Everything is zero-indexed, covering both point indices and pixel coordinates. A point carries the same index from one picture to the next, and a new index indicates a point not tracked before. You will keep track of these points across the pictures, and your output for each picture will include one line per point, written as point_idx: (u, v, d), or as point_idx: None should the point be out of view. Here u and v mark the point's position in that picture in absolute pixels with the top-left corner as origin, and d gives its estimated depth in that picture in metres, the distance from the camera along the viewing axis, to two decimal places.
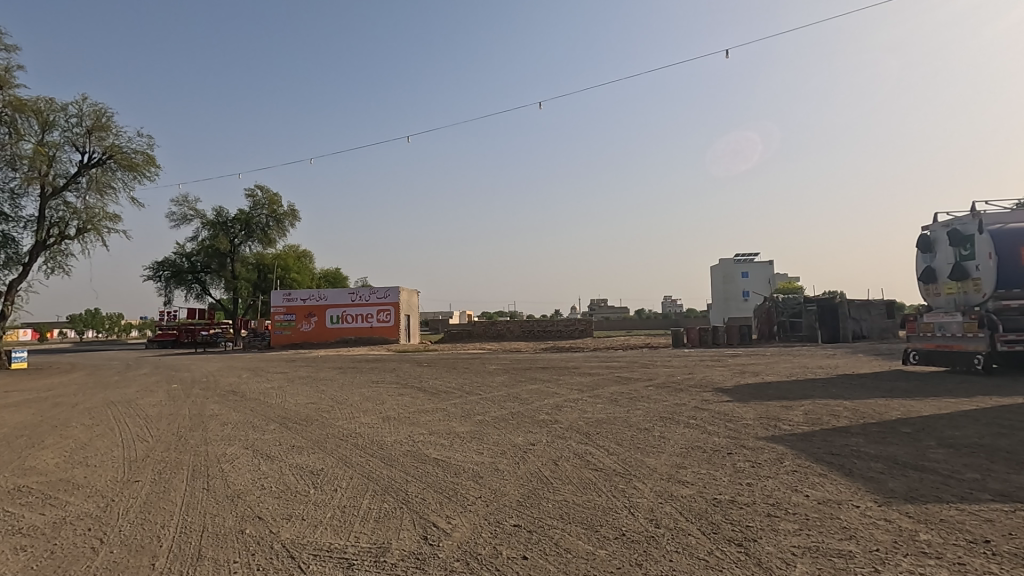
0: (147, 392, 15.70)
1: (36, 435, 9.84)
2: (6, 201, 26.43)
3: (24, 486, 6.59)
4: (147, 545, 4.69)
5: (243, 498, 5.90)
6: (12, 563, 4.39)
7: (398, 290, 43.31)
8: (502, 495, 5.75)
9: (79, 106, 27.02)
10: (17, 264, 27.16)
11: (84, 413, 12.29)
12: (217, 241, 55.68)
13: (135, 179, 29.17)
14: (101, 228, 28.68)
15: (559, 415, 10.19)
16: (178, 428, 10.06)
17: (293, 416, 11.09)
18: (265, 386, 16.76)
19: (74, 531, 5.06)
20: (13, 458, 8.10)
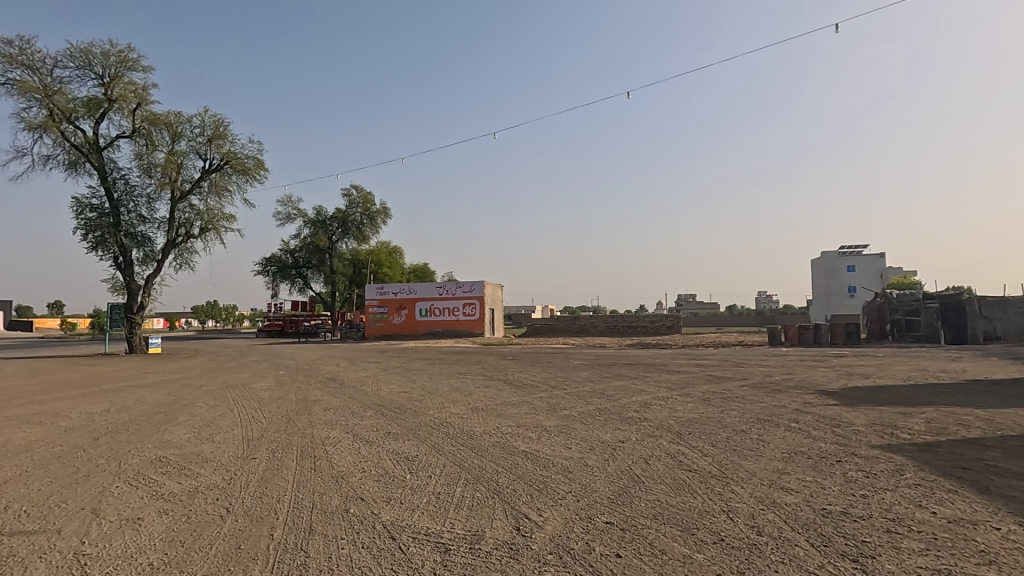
0: (258, 378, 17.20)
1: (170, 412, 11.09)
2: (143, 204, 29.84)
3: (163, 457, 7.45)
4: (267, 517, 5.13)
5: (346, 480, 6.28)
6: (158, 524, 4.97)
7: (482, 284, 44.24)
8: (592, 491, 5.72)
9: (201, 117, 29.88)
10: (153, 260, 30.67)
11: (208, 394, 13.66)
12: (317, 238, 59.70)
13: (248, 182, 31.89)
14: (220, 228, 31.66)
15: (648, 413, 9.94)
16: (288, 411, 10.95)
17: (387, 404, 11.66)
18: (361, 374, 17.80)
19: (206, 499, 5.65)
20: (151, 433, 9.11)
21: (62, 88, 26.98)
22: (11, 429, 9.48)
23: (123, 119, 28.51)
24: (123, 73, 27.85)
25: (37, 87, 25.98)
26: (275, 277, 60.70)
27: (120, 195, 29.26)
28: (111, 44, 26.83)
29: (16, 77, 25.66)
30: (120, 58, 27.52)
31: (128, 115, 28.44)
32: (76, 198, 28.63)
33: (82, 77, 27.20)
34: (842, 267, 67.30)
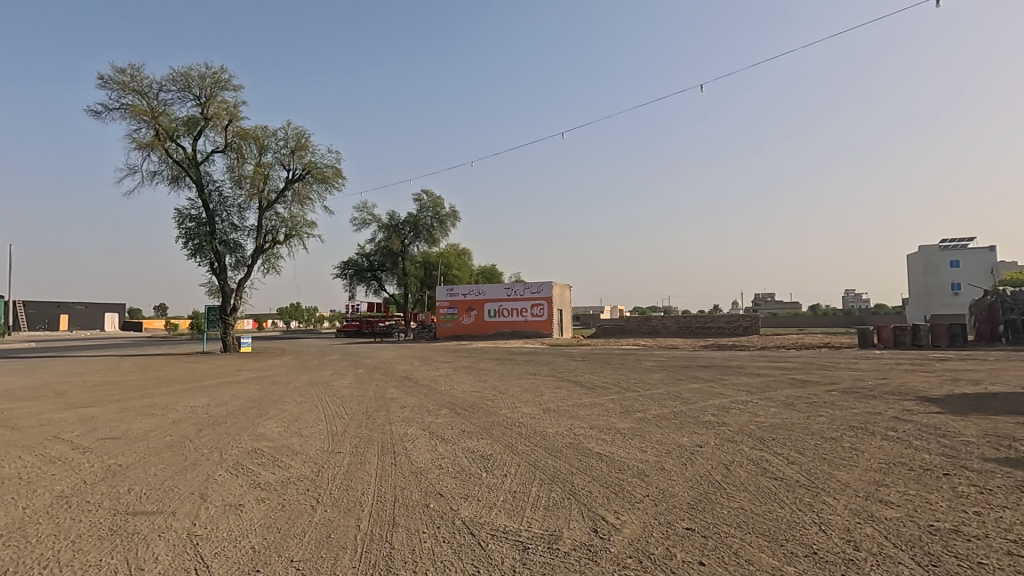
0: (339, 375, 18.12)
1: (262, 407, 11.91)
2: (235, 213, 32.18)
3: (259, 448, 8.02)
4: (353, 508, 5.39)
5: (425, 476, 6.48)
6: (257, 510, 5.36)
7: (550, 285, 44.22)
8: (671, 495, 5.58)
9: (285, 130, 31.82)
10: (244, 265, 33.01)
11: (294, 391, 14.54)
12: (390, 242, 62.01)
13: (327, 190, 33.64)
14: (302, 234, 33.57)
15: (727, 417, 9.55)
16: (367, 408, 11.47)
17: (460, 403, 11.92)
18: (435, 373, 18.31)
19: (297, 490, 6.02)
20: (247, 426, 9.83)
21: (166, 109, 29.65)
22: (130, 419, 10.55)
23: (217, 135, 30.91)
24: (217, 93, 30.17)
25: (145, 110, 28.71)
26: (352, 280, 63.61)
27: (215, 206, 31.72)
28: (207, 67, 29.16)
29: (128, 102, 28.49)
30: (215, 79, 29.85)
31: (222, 132, 30.80)
32: (178, 210, 31.35)
33: (183, 98, 29.76)
34: (944, 263, 61.61)
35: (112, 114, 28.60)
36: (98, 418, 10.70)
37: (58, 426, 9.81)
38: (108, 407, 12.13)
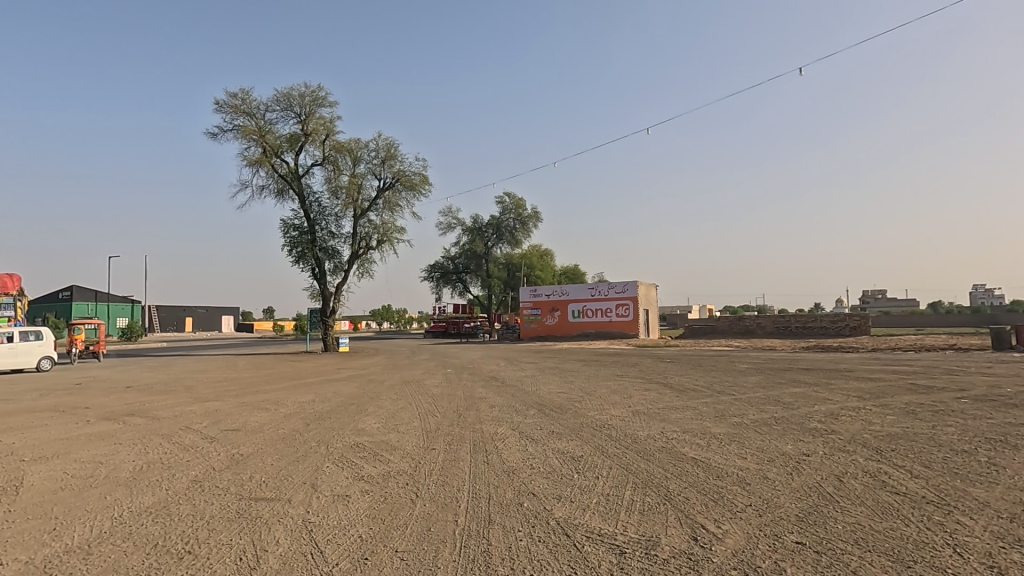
0: (430, 375, 18.80)
1: (360, 404, 12.63)
2: (333, 222, 34.38)
3: (361, 443, 8.51)
4: (450, 504, 5.57)
5: (517, 475, 6.57)
6: (362, 501, 5.69)
7: (635, 285, 43.24)
8: (776, 506, 5.26)
9: (376, 141, 33.54)
10: (341, 270, 35.17)
11: (389, 389, 15.27)
12: (475, 244, 63.15)
13: (415, 197, 35.08)
14: (393, 239, 35.19)
15: (836, 425, 8.85)
16: (458, 407, 11.81)
17: (547, 403, 11.95)
18: (521, 374, 18.48)
19: (398, 484, 6.31)
20: (348, 421, 10.46)
21: (272, 128, 32.26)
22: (248, 413, 11.60)
23: (316, 149, 33.17)
24: (315, 109, 32.38)
25: (254, 130, 31.41)
26: (439, 282, 65.71)
27: (315, 215, 34.05)
28: (306, 86, 31.40)
29: (240, 123, 31.28)
30: (313, 97, 32.07)
31: (320, 146, 33.02)
32: (283, 220, 34.01)
33: (286, 117, 32.23)
34: None
35: (227, 135, 31.54)
36: (222, 411, 11.85)
37: (189, 417, 10.95)
38: (228, 401, 13.38)
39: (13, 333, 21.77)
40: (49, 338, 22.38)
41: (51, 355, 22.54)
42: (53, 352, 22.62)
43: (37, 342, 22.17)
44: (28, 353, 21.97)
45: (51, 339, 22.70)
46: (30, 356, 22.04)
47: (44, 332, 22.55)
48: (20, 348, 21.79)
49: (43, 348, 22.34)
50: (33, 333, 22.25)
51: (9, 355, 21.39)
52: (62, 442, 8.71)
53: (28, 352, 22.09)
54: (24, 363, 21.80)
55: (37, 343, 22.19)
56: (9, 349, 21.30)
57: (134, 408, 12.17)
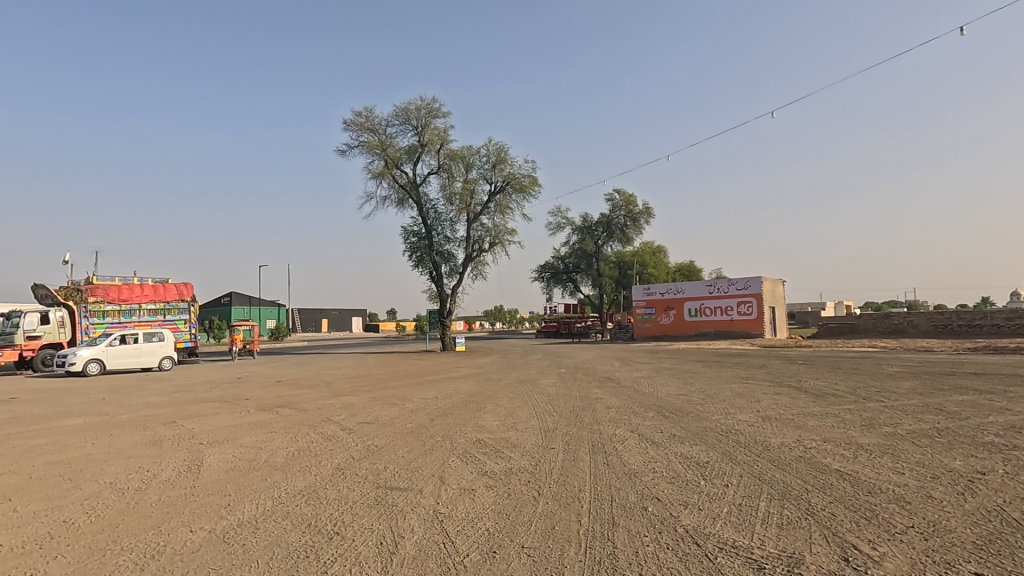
0: (544, 374, 18.97)
1: (480, 402, 13.08)
2: (448, 227, 35.99)
3: (482, 440, 8.80)
4: (573, 503, 5.58)
5: (639, 478, 6.40)
6: (487, 496, 5.88)
7: (759, 281, 40.33)
8: (945, 530, 4.61)
9: (487, 147, 34.59)
10: (456, 273, 36.70)
11: (505, 387, 15.64)
12: (585, 244, 62.69)
13: (525, 199, 35.67)
14: (504, 241, 36.05)
15: (1019, 440, 7.55)
16: (574, 407, 11.79)
17: (667, 406, 11.52)
18: (637, 375, 17.98)
19: (520, 480, 6.45)
20: (469, 418, 10.88)
21: (392, 141, 34.51)
22: (380, 407, 12.52)
23: (432, 158, 34.95)
24: (431, 121, 34.14)
25: (377, 144, 33.82)
26: (549, 282, 66.13)
27: (432, 221, 35.88)
28: (422, 99, 33.22)
29: (365, 139, 33.88)
30: (428, 109, 33.85)
31: (435, 155, 34.75)
32: (404, 227, 36.23)
33: (405, 130, 34.34)
34: None
35: (354, 151, 34.30)
36: (357, 405, 12.91)
37: (329, 410, 12.06)
38: (362, 396, 14.52)
39: (139, 335, 23.18)
40: (168, 341, 23.60)
41: (171, 355, 23.79)
42: (172, 353, 23.82)
43: (159, 344, 23.43)
44: (152, 353, 23.34)
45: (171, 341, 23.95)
46: (154, 355, 23.47)
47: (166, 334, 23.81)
48: (145, 348, 23.21)
49: (163, 350, 23.56)
50: (155, 335, 23.51)
51: (135, 355, 22.94)
52: (229, 429, 10.01)
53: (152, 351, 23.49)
54: (148, 363, 23.24)
55: (159, 345, 23.47)
56: (133, 350, 22.83)
57: (284, 400, 13.67)
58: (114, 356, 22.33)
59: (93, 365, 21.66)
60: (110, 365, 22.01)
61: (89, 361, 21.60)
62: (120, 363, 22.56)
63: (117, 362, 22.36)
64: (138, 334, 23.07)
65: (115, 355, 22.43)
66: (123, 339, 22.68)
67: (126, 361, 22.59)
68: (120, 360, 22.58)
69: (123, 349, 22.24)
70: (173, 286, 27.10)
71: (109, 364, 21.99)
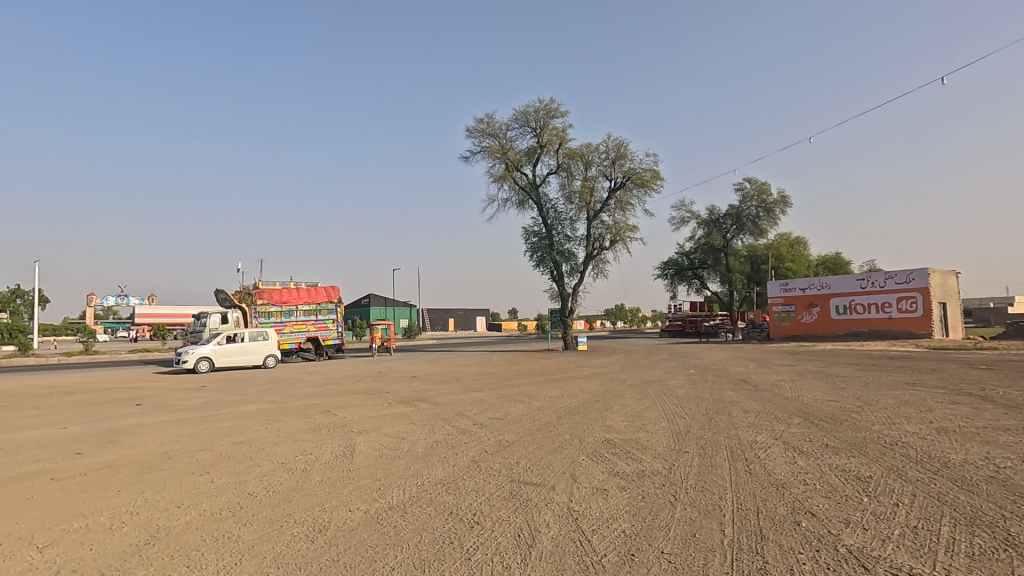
0: (672, 375, 18.23)
1: (606, 401, 12.90)
2: (568, 226, 36.06)
3: (611, 440, 8.67)
4: (713, 511, 5.29)
5: (788, 490, 5.88)
6: (621, 497, 5.77)
7: (924, 273, 35.24)
8: None
9: (606, 143, 34.08)
10: (577, 272, 36.64)
11: (632, 388, 15.28)
12: (712, 238, 59.17)
13: (647, 193, 34.60)
14: (626, 238, 35.27)
15: None
16: (708, 410, 11.17)
17: (816, 412, 10.48)
18: (777, 378, 16.59)
19: (654, 484, 6.25)
20: (597, 417, 10.78)
21: (512, 144, 35.33)
22: (507, 404, 12.88)
23: (551, 159, 35.24)
24: (549, 121, 34.42)
25: (498, 148, 34.86)
26: (673, 279, 63.48)
27: (552, 221, 36.17)
28: (540, 101, 33.63)
29: (486, 145, 35.08)
30: (546, 110, 34.16)
31: (554, 155, 34.99)
32: (525, 228, 36.92)
33: (524, 132, 34.99)
34: None
35: (477, 156, 35.65)
36: (486, 401, 13.40)
37: (461, 405, 12.64)
38: (490, 392, 15.04)
39: (246, 335, 24.74)
40: (271, 339, 25.21)
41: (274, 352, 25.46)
42: (275, 351, 25.57)
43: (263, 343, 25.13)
44: (257, 351, 25.03)
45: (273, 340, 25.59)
46: (258, 353, 25.05)
47: (269, 333, 25.44)
48: (250, 347, 24.83)
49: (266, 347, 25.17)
50: (259, 334, 25.16)
51: (241, 354, 24.49)
52: (374, 419, 10.92)
53: (256, 349, 25.15)
54: (254, 360, 24.87)
55: (263, 343, 25.16)
56: (240, 349, 24.38)
57: (420, 394, 14.61)
58: (223, 354, 23.91)
59: (204, 363, 23.23)
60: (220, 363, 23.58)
61: (201, 359, 23.16)
62: (229, 362, 24.07)
63: (226, 361, 23.87)
64: (243, 334, 24.61)
65: (223, 354, 23.93)
66: (231, 340, 24.30)
67: (235, 359, 24.16)
68: (228, 358, 24.20)
69: (231, 348, 23.83)
70: (324, 288, 30.14)
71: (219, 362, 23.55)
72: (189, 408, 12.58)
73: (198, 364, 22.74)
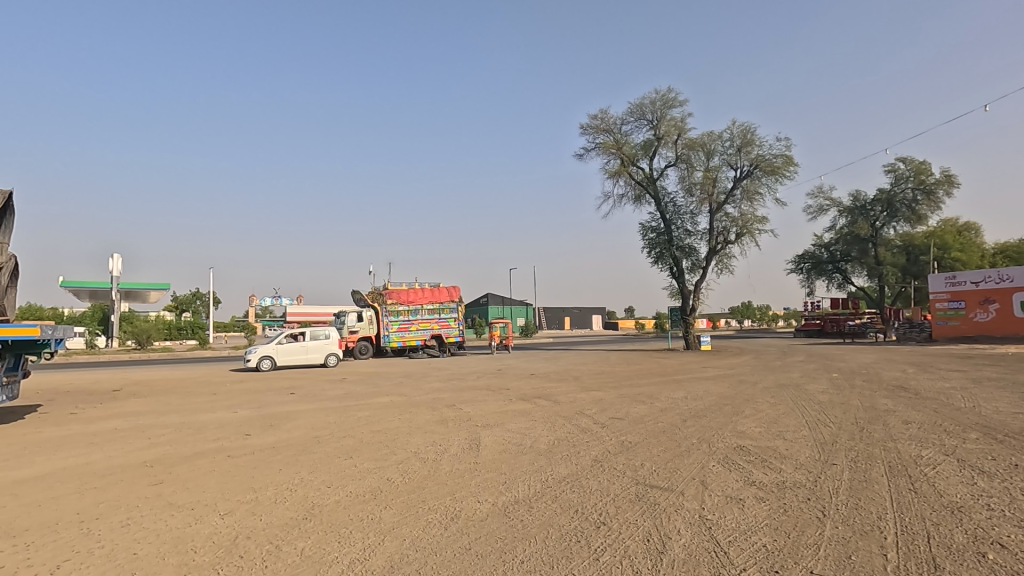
0: (812, 379, 16.61)
1: (736, 405, 12.10)
2: (689, 220, 34.44)
3: (744, 447, 8.11)
4: (872, 532, 4.72)
5: (966, 514, 5.09)
6: (759, 509, 5.36)
7: None
8: None
9: (730, 130, 32.01)
10: (699, 268, 34.83)
11: (765, 391, 14.17)
12: (856, 227, 53.18)
13: (778, 181, 31.96)
14: (754, 231, 32.84)
15: None
16: (857, 418, 10.02)
17: (999, 426, 8.95)
18: (944, 384, 14.43)
19: (797, 496, 5.73)
20: (726, 422, 10.16)
21: (628, 139, 34.50)
22: (628, 404, 12.57)
23: (669, 151, 33.86)
24: (666, 112, 33.12)
25: (613, 144, 34.19)
26: (810, 274, 58.00)
27: (672, 216, 34.75)
28: (656, 92, 32.48)
29: (601, 141, 34.60)
30: (663, 100, 32.90)
31: (673, 146, 33.60)
32: (642, 224, 35.85)
33: (640, 125, 33.99)
34: None
35: (592, 153, 35.28)
36: (606, 400, 13.20)
37: (581, 404, 12.58)
38: (610, 392, 14.80)
39: (308, 334, 24.53)
40: (331, 338, 24.51)
41: (335, 351, 24.79)
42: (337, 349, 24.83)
43: (324, 341, 24.66)
44: (319, 349, 24.67)
45: (336, 338, 25.01)
46: (320, 352, 24.61)
47: (331, 332, 24.84)
48: (312, 345, 24.57)
49: (328, 346, 24.61)
50: (321, 333, 24.75)
51: (303, 352, 24.29)
52: (497, 415, 11.23)
53: (320, 348, 24.82)
54: (316, 359, 24.47)
55: (325, 342, 24.66)
56: (301, 348, 24.21)
57: (540, 392, 14.76)
58: (285, 353, 23.96)
59: (267, 361, 23.54)
60: (282, 362, 23.67)
61: (264, 358, 23.39)
62: (291, 360, 24.03)
63: (288, 360, 23.81)
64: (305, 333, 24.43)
65: (285, 352, 23.92)
66: (292, 338, 24.18)
67: (296, 358, 24.03)
68: (291, 357, 24.19)
69: (291, 346, 23.71)
70: (446, 288, 31.74)
71: (281, 361, 23.64)
72: (334, 399, 13.88)
73: (259, 362, 22.98)
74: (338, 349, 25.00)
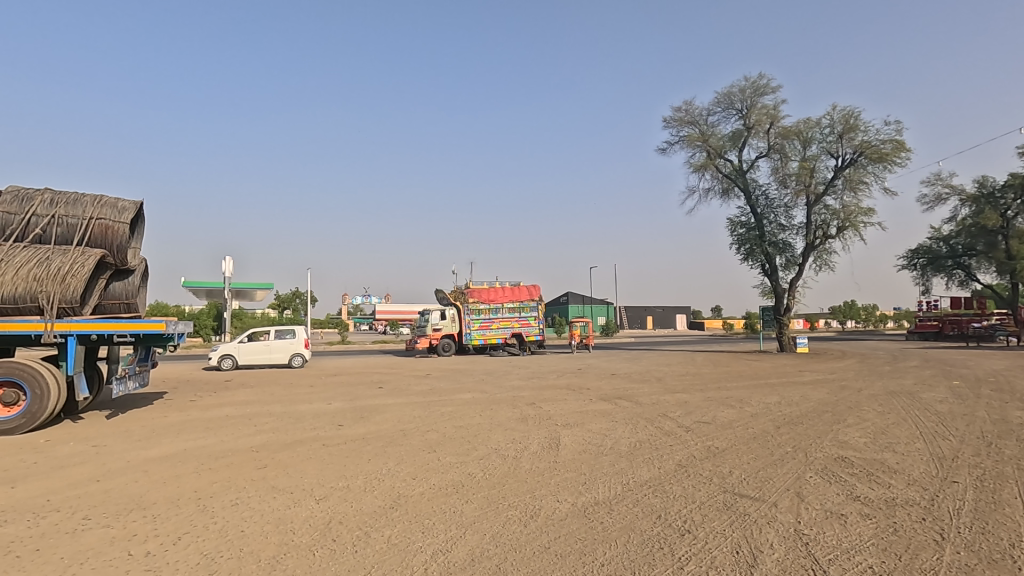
0: (929, 387, 14.98)
1: (837, 413, 11.18)
2: (783, 214, 32.34)
3: (847, 458, 7.48)
4: (1002, 561, 4.18)
5: None
6: (864, 528, 4.90)
7: None
8: None
9: (830, 115, 29.65)
10: (795, 264, 32.63)
11: (873, 399, 12.99)
12: (983, 217, 47.35)
13: (886, 169, 29.24)
14: (858, 224, 30.24)
15: None
16: (984, 432, 8.92)
17: None
18: None
19: (910, 515, 5.20)
20: (827, 430, 9.42)
21: (714, 130, 32.96)
22: (714, 408, 11.99)
23: (760, 141, 31.96)
24: (757, 100, 31.28)
25: (699, 136, 32.79)
26: (925, 270, 52.79)
27: (764, 209, 32.81)
28: (746, 79, 30.77)
29: (685, 133, 33.30)
30: (754, 88, 31.11)
31: (765, 136, 31.69)
32: (730, 219, 34.12)
33: (728, 115, 32.34)
34: None
35: (675, 147, 34.08)
36: (692, 403, 12.71)
37: (664, 406, 12.17)
38: (696, 394, 14.22)
39: (273, 333, 23.82)
40: (296, 337, 23.70)
41: (301, 351, 23.82)
42: (302, 350, 23.89)
43: (289, 341, 23.78)
44: (282, 350, 23.70)
45: (303, 338, 24.10)
46: (285, 352, 23.69)
47: (297, 331, 24.10)
48: (277, 345, 23.76)
49: (292, 346, 23.72)
50: (287, 333, 23.96)
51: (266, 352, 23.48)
52: (577, 414, 11.12)
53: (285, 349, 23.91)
54: (280, 359, 23.54)
55: (290, 342, 23.78)
56: (264, 348, 23.46)
57: (622, 393, 14.45)
58: (247, 353, 23.31)
59: (228, 360, 22.93)
60: (243, 362, 22.95)
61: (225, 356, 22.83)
62: (254, 359, 23.23)
63: (252, 358, 23.05)
64: (271, 333, 23.76)
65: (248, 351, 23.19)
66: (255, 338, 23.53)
67: (259, 358, 23.23)
68: (255, 357, 23.46)
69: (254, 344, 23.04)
70: (525, 288, 32.09)
71: (241, 360, 22.93)
72: (419, 393, 14.38)
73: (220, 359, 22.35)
74: (305, 349, 23.97)
